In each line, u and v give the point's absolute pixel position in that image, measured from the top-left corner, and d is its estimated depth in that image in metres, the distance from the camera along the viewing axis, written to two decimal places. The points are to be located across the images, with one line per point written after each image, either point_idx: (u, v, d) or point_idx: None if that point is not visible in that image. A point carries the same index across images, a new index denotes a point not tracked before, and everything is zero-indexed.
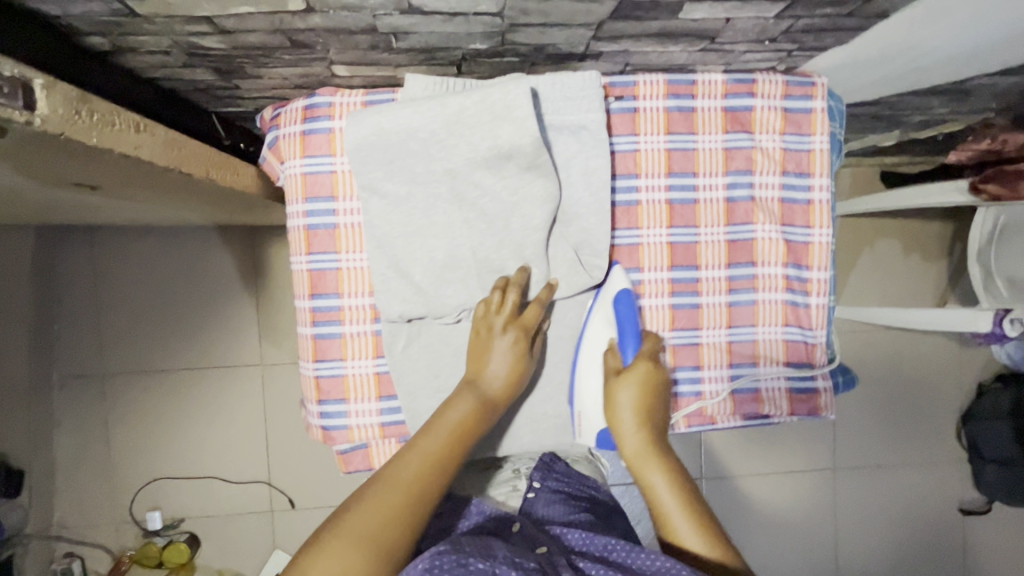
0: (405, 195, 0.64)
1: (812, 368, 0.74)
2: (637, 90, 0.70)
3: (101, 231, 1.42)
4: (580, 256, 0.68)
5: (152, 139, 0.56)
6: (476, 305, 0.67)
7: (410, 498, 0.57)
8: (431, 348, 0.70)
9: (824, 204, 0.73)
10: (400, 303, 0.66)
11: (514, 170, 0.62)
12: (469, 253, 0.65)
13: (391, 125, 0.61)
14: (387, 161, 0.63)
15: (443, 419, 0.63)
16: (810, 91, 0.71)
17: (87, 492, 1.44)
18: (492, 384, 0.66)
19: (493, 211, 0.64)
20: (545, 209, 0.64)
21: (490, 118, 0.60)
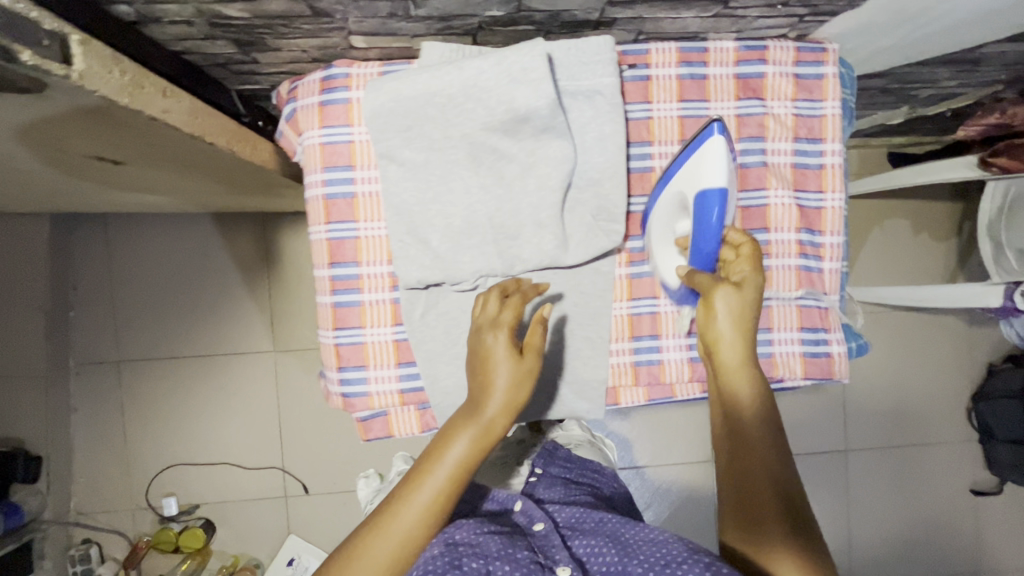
0: (422, 162, 0.65)
1: (826, 333, 0.75)
2: (650, 58, 0.71)
3: (116, 219, 1.44)
4: (597, 221, 0.69)
5: (178, 106, 0.58)
6: (491, 272, 0.68)
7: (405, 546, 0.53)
8: (449, 316, 0.70)
9: (837, 169, 0.73)
10: (417, 270, 0.67)
11: (530, 134, 0.64)
12: (486, 218, 0.67)
13: (409, 91, 0.62)
14: (405, 128, 0.64)
15: (444, 456, 0.56)
16: (821, 57, 0.72)
17: (104, 477, 1.46)
18: (491, 408, 0.58)
19: (510, 177, 0.66)
20: (561, 173, 0.65)
21: (506, 81, 0.61)
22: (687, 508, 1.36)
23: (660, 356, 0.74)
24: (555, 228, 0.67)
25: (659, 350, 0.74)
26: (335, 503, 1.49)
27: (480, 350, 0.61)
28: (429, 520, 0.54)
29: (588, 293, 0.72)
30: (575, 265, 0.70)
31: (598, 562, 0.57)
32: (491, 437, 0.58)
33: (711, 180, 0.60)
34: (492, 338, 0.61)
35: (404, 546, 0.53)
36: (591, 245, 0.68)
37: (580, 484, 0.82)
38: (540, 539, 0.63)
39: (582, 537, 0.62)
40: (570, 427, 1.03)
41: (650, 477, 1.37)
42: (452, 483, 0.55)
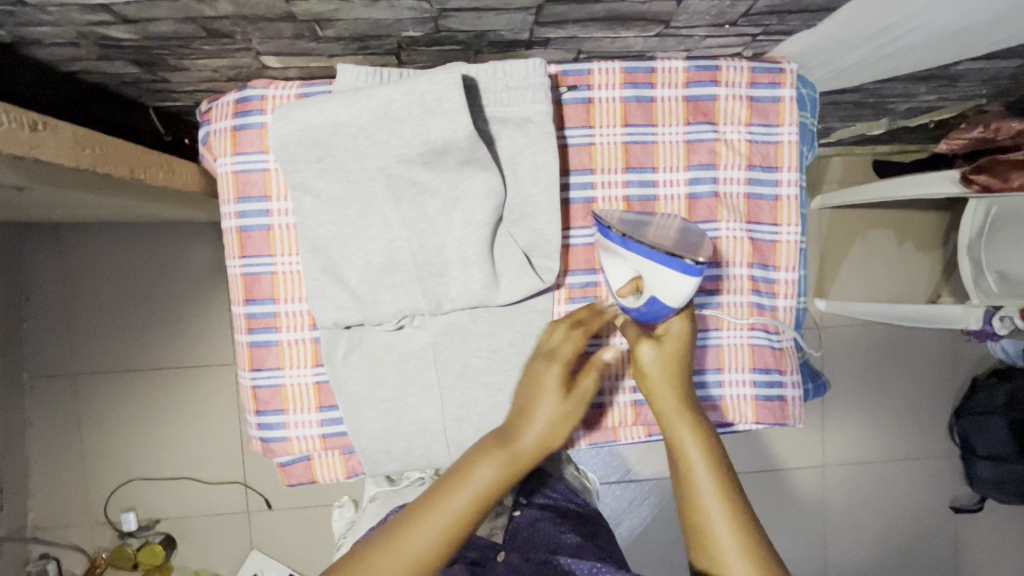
0: (338, 195, 0.60)
1: (780, 375, 0.69)
2: (592, 79, 0.66)
3: (69, 228, 1.39)
4: (531, 257, 0.64)
5: (55, 139, 0.52)
6: (416, 311, 0.63)
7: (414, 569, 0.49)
8: (374, 356, 0.66)
9: (794, 200, 0.68)
10: (334, 310, 0.63)
11: (451, 165, 0.59)
12: (409, 255, 0.62)
13: (316, 119, 0.57)
14: (317, 158, 0.59)
15: (466, 481, 0.52)
16: (778, 79, 0.66)
17: (63, 491, 1.43)
18: (525, 439, 0.54)
19: (434, 211, 0.61)
20: (488, 208, 0.60)
21: (420, 111, 0.55)
22: (657, 528, 1.33)
23: (602, 399, 0.70)
24: (483, 266, 0.62)
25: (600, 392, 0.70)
26: (299, 519, 1.46)
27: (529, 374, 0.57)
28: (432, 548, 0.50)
29: (523, 331, 0.66)
30: (508, 304, 0.65)
31: None
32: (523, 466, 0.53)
33: (667, 304, 0.56)
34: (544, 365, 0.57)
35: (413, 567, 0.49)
36: (525, 284, 0.63)
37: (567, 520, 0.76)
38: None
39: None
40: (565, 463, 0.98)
41: (622, 495, 1.33)
42: (473, 509, 0.51)
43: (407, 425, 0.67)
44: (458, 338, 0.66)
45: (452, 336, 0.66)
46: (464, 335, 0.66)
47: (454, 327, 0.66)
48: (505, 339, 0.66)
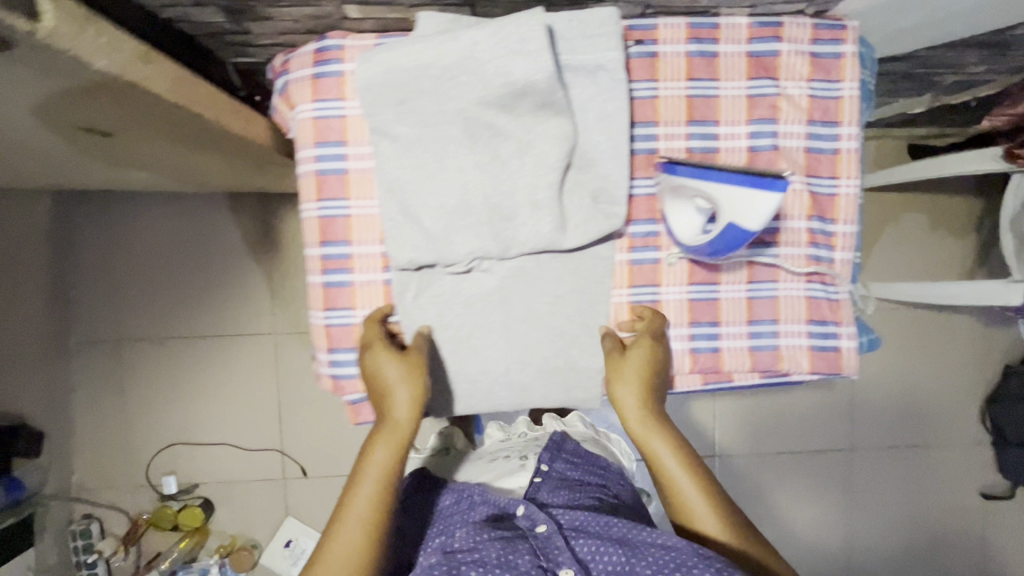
0: (416, 138, 0.63)
1: (836, 326, 0.71)
2: (657, 34, 0.68)
3: (116, 197, 1.41)
4: (597, 202, 0.66)
5: (159, 73, 0.54)
6: (487, 253, 0.66)
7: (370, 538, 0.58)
8: (442, 298, 0.69)
9: (853, 154, 0.69)
10: (409, 250, 0.65)
11: (527, 109, 0.61)
12: (480, 198, 0.64)
13: (402, 62, 0.60)
14: (398, 101, 0.62)
15: (366, 465, 0.62)
16: (840, 36, 0.68)
17: (107, 456, 1.46)
18: (397, 413, 0.64)
19: (507, 154, 0.63)
20: (560, 152, 0.63)
21: (503, 53, 0.58)
22: None
23: None
24: (553, 208, 0.64)
25: None
26: (331, 488, 1.49)
27: (373, 370, 0.65)
28: (371, 524, 0.59)
29: (586, 277, 0.69)
30: (573, 249, 0.67)
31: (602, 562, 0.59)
32: (404, 434, 0.64)
33: (757, 222, 0.56)
34: (382, 358, 0.65)
35: (367, 539, 0.58)
36: (591, 228, 0.65)
37: (586, 487, 0.79)
38: (541, 539, 0.63)
39: (583, 537, 0.62)
40: (574, 422, 1.03)
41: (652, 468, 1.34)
42: (383, 482, 0.61)
43: (471, 365, 0.70)
44: (523, 282, 0.68)
45: (517, 280, 0.68)
46: (529, 279, 0.68)
47: (519, 271, 0.68)
48: (569, 284, 0.69)
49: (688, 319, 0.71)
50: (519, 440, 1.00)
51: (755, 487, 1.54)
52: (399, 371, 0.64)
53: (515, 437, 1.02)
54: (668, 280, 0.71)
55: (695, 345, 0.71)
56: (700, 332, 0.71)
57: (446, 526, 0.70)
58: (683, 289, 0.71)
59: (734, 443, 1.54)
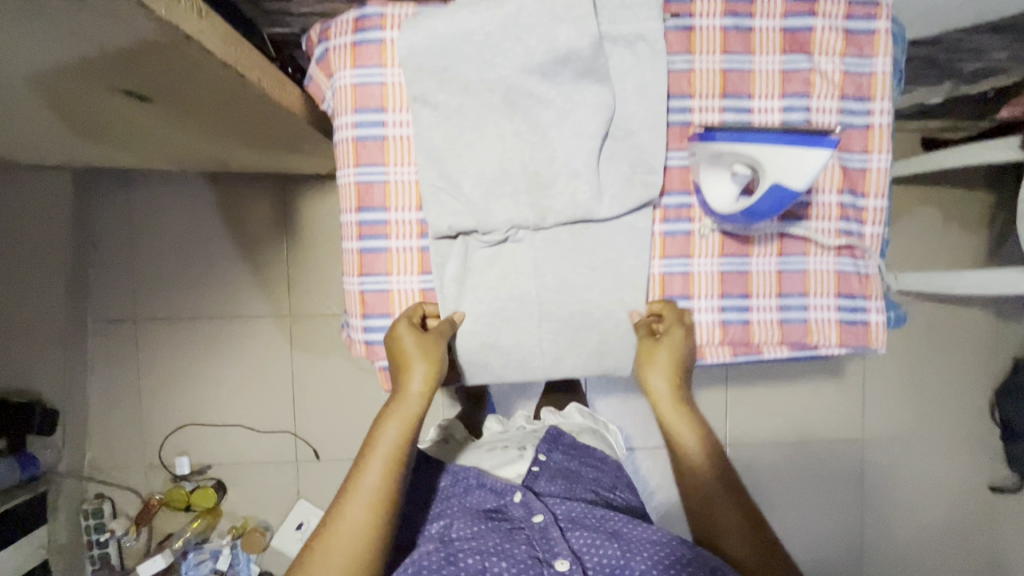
0: (456, 107, 0.65)
1: (864, 301, 0.72)
2: (694, 8, 0.69)
3: (139, 177, 1.42)
4: (635, 172, 0.67)
5: (212, 30, 0.58)
6: (524, 221, 0.67)
7: (375, 515, 0.61)
8: (477, 274, 0.69)
9: (885, 129, 0.70)
10: (449, 215, 0.66)
11: (569, 77, 0.63)
12: (520, 165, 0.66)
13: (448, 28, 0.61)
14: (442, 68, 0.64)
15: (377, 442, 0.64)
16: (874, 12, 0.69)
17: (121, 435, 1.47)
18: (409, 393, 0.65)
19: (546, 122, 0.64)
20: (598, 120, 0.64)
21: (549, 18, 0.61)
22: None
23: (691, 316, 0.72)
24: (591, 174, 0.65)
25: (690, 310, 0.72)
26: (343, 471, 1.48)
27: (393, 344, 0.66)
28: (380, 501, 0.61)
29: (621, 250, 0.69)
30: (608, 219, 0.68)
31: (595, 555, 0.65)
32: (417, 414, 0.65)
33: (803, 182, 0.57)
34: (401, 333, 0.66)
35: (371, 513, 0.60)
36: (627, 197, 0.67)
37: (581, 479, 0.81)
38: (538, 532, 0.68)
39: (578, 531, 0.67)
40: (571, 413, 1.01)
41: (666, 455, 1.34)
42: (390, 461, 0.63)
43: (504, 336, 0.70)
44: (558, 252, 0.68)
45: (552, 249, 0.68)
46: (564, 249, 0.68)
47: (554, 241, 0.68)
48: (606, 252, 0.69)
49: (718, 290, 0.72)
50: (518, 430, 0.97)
51: (765, 476, 1.55)
52: (416, 347, 0.65)
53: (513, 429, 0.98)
54: (700, 252, 0.71)
55: (726, 317, 0.72)
56: (731, 304, 0.72)
57: (444, 510, 0.74)
58: (713, 260, 0.72)
59: (745, 432, 1.54)
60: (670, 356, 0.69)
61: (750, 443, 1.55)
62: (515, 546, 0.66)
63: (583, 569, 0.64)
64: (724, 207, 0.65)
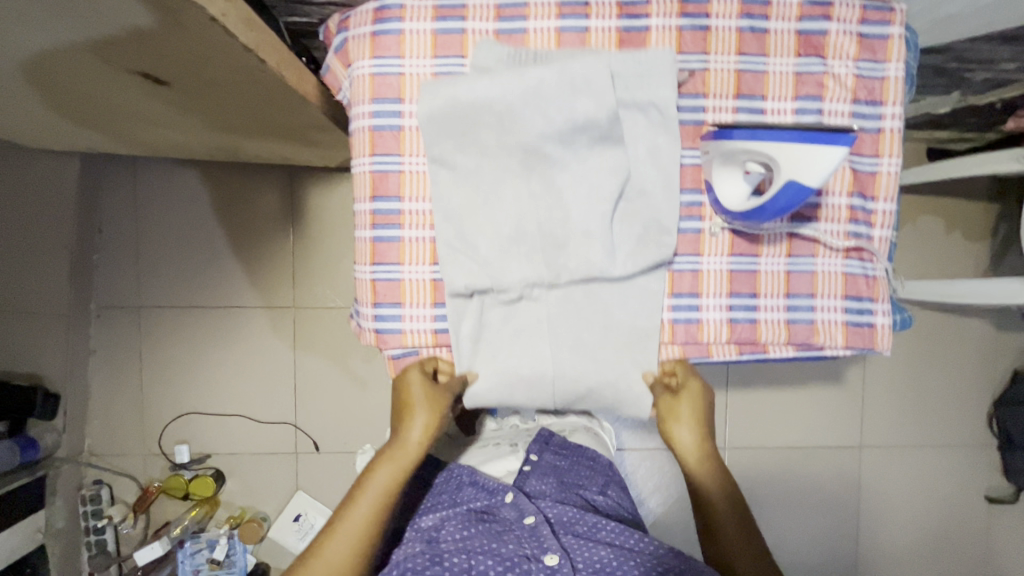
0: (474, 168, 0.66)
1: (871, 303, 0.73)
2: (710, 8, 0.70)
3: (148, 163, 1.43)
4: (648, 232, 0.68)
5: (236, 14, 0.58)
6: (540, 279, 0.68)
7: (360, 547, 0.68)
8: (491, 328, 0.70)
9: (896, 133, 0.71)
10: (464, 276, 0.68)
11: (585, 144, 0.64)
12: (536, 227, 0.66)
13: (467, 96, 0.63)
14: (459, 134, 0.65)
15: (372, 480, 0.71)
16: (888, 17, 0.70)
17: (122, 420, 1.47)
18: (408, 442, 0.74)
19: (561, 184, 0.65)
20: (613, 183, 0.65)
21: (569, 91, 0.62)
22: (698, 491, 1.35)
23: (699, 314, 0.72)
24: (604, 238, 0.66)
25: (698, 308, 0.72)
26: (343, 464, 1.48)
27: (401, 391, 0.73)
28: (361, 540, 0.68)
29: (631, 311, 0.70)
30: (621, 277, 0.69)
31: (583, 557, 0.64)
32: (411, 459, 0.74)
33: (820, 176, 0.58)
34: (411, 382, 0.72)
35: (356, 544, 0.68)
36: (640, 258, 0.67)
37: (573, 480, 0.81)
38: (529, 533, 0.67)
39: (568, 533, 0.68)
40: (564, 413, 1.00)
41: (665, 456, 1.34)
42: (380, 501, 0.71)
43: (518, 394, 0.71)
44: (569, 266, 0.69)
45: (566, 310, 0.69)
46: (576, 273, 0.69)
47: (569, 301, 0.69)
48: (614, 294, 0.70)
49: (727, 288, 0.72)
50: (511, 429, 0.97)
51: (763, 479, 1.56)
52: (423, 400, 0.73)
53: (506, 427, 0.98)
54: (710, 250, 0.72)
55: (733, 315, 0.73)
56: (739, 302, 0.73)
57: (435, 506, 0.75)
58: (722, 259, 0.72)
59: (745, 437, 1.55)
60: (695, 408, 0.78)
61: (749, 447, 1.56)
62: (505, 550, 0.65)
63: (573, 565, 0.63)
64: (738, 205, 0.65)
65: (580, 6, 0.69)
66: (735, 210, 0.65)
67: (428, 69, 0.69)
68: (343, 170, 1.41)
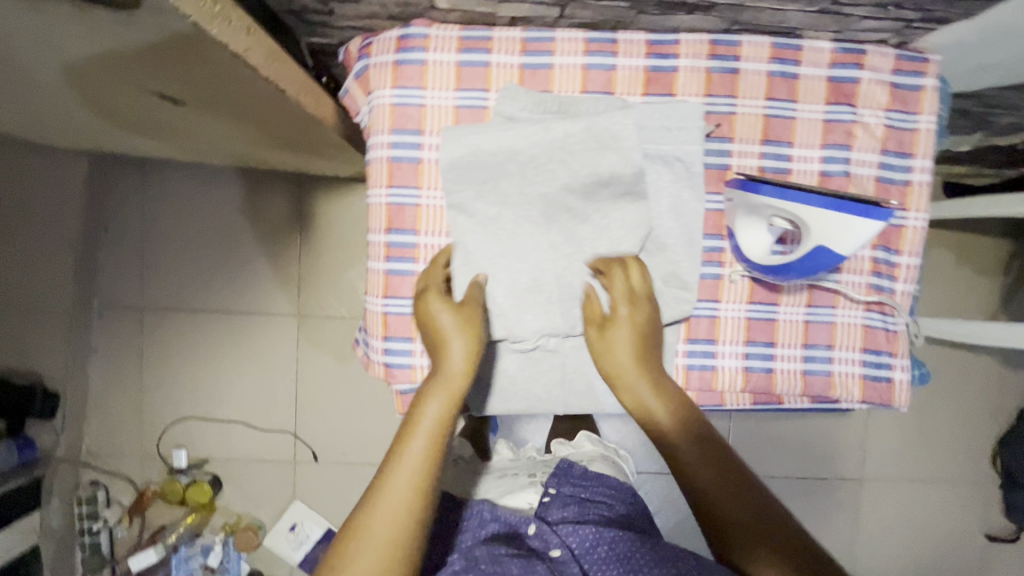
0: (494, 216, 0.65)
1: (890, 357, 0.71)
2: (741, 51, 0.68)
3: (156, 165, 1.41)
4: (667, 287, 0.67)
5: (258, 47, 0.57)
6: (556, 330, 0.67)
7: (423, 488, 0.53)
8: (507, 375, 0.69)
9: (924, 187, 0.70)
10: None
11: (607, 197, 0.64)
12: (554, 277, 0.66)
13: (490, 146, 0.63)
14: (481, 181, 0.65)
15: (421, 418, 0.57)
16: (922, 68, 0.68)
17: (120, 421, 1.46)
18: (452, 366, 0.60)
19: (582, 235, 0.65)
20: (635, 238, 0.65)
21: (594, 147, 0.62)
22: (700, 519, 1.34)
23: (715, 362, 0.71)
24: None
25: (713, 355, 0.71)
26: (340, 475, 1.47)
27: (425, 321, 0.63)
28: (422, 478, 0.53)
29: None
30: None
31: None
32: (460, 389, 0.60)
33: (848, 247, 0.57)
34: (434, 306, 0.63)
35: (418, 484, 0.53)
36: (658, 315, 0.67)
37: (596, 505, 0.76)
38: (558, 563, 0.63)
39: (596, 562, 0.63)
40: (581, 442, 0.96)
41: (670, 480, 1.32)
42: (435, 439, 0.56)
43: None
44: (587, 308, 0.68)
45: (581, 356, 0.69)
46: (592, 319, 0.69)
47: (584, 348, 0.69)
48: None
49: (744, 337, 0.71)
50: (528, 460, 0.93)
51: None
52: (454, 323, 0.62)
53: (523, 459, 0.94)
54: (729, 297, 0.70)
55: (749, 364, 0.71)
56: (755, 351, 0.71)
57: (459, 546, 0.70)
58: (742, 307, 0.71)
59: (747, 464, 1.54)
60: (634, 330, 0.64)
61: None
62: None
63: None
64: (759, 256, 0.64)
65: (608, 43, 0.67)
66: (757, 258, 0.65)
67: (450, 102, 0.67)
68: (351, 181, 1.39)
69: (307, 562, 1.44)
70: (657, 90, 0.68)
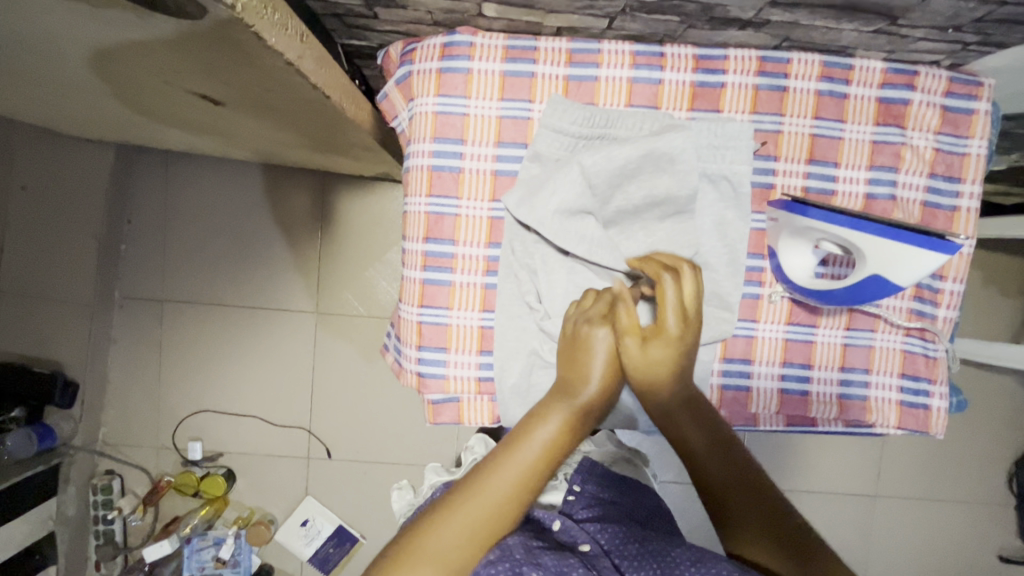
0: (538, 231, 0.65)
1: (929, 383, 0.70)
2: (790, 68, 0.67)
3: (178, 156, 1.41)
4: (707, 306, 0.67)
5: (310, 54, 0.57)
6: None
7: (520, 497, 0.53)
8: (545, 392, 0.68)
9: (972, 213, 0.68)
10: (517, 335, 0.67)
11: (653, 218, 0.65)
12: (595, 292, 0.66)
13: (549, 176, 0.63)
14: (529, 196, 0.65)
15: (539, 430, 0.56)
16: (975, 92, 0.67)
17: (137, 412, 1.47)
18: (588, 393, 0.58)
19: (625, 252, 0.66)
20: (679, 256, 0.65)
21: (651, 169, 0.63)
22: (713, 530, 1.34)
23: (750, 382, 0.70)
24: None
25: (748, 375, 0.70)
26: (353, 473, 1.47)
27: (579, 338, 0.59)
28: (522, 491, 0.53)
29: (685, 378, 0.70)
30: None
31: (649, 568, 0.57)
32: (583, 415, 0.58)
33: (906, 279, 0.57)
34: (599, 333, 0.58)
35: (518, 492, 0.53)
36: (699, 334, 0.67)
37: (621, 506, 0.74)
38: (590, 557, 0.60)
39: (628, 558, 0.59)
40: (601, 443, 0.92)
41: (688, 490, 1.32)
42: (546, 459, 0.55)
43: None
44: None
45: None
46: None
47: None
48: None
49: (780, 358, 0.70)
50: None
51: None
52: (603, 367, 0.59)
53: None
54: (767, 318, 0.70)
55: (784, 385, 0.70)
56: (790, 372, 0.70)
57: None
58: (780, 328, 0.70)
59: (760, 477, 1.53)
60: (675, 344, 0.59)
61: None
62: (570, 566, 0.56)
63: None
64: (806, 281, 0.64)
65: (656, 56, 0.66)
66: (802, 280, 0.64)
67: (494, 112, 0.67)
68: (374, 179, 1.38)
69: (318, 558, 1.44)
70: (703, 106, 0.67)
